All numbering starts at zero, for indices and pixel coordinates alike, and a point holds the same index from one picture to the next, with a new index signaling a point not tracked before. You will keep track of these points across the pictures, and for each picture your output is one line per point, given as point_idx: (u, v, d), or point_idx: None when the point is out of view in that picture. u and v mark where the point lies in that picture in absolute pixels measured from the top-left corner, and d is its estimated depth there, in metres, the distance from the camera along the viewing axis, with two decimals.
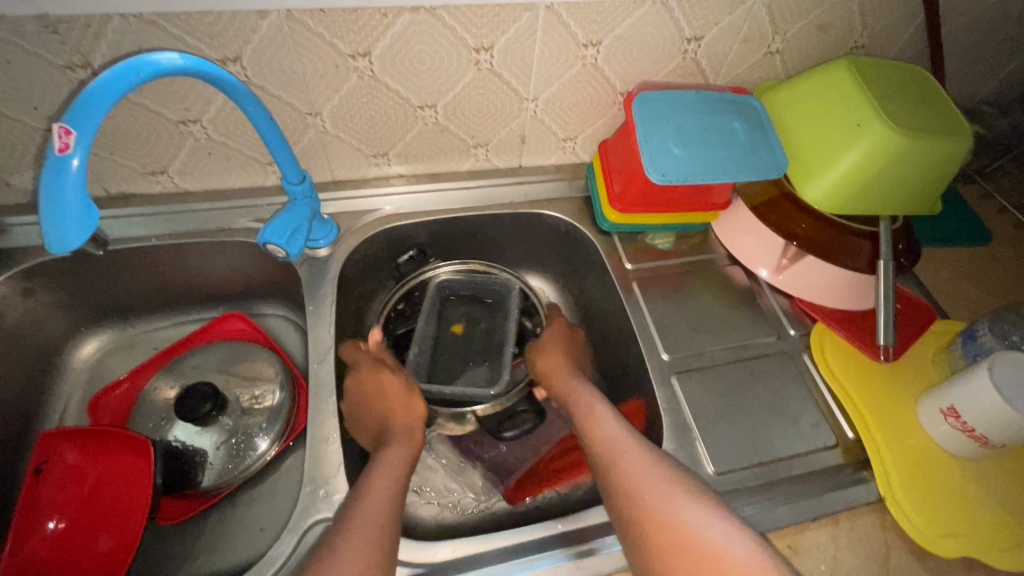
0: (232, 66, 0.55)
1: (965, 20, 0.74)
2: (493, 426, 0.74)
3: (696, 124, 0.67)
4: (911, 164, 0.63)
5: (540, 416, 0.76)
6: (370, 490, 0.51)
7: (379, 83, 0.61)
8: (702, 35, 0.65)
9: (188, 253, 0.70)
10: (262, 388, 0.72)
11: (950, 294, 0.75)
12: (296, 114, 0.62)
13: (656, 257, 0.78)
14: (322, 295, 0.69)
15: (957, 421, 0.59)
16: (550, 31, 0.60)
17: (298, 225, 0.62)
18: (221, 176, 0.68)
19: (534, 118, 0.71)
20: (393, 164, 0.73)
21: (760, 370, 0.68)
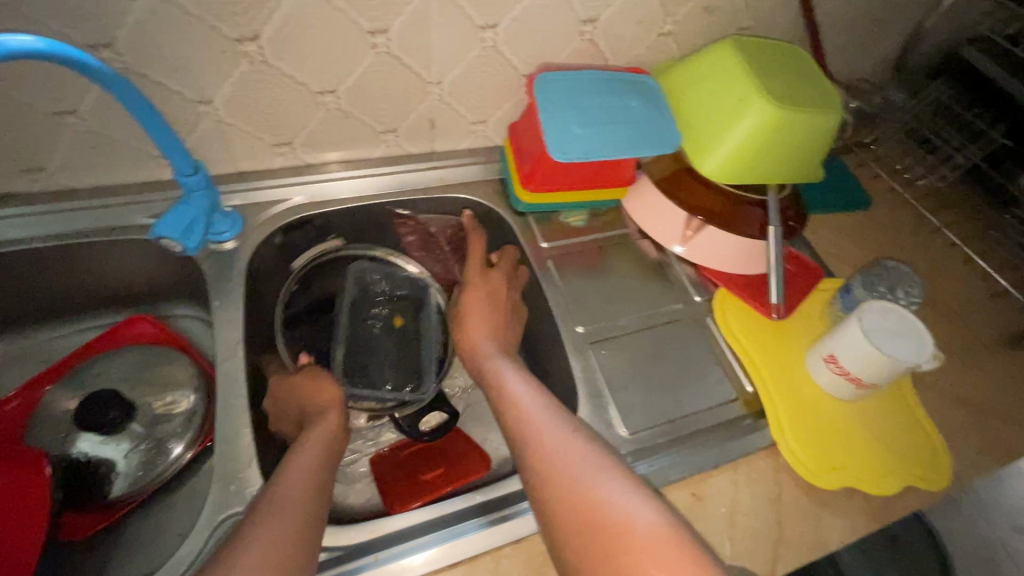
0: (105, 53, 0.52)
1: (836, 4, 0.80)
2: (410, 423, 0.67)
3: (596, 104, 0.69)
4: (793, 135, 0.68)
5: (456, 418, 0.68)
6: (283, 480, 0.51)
7: (273, 68, 0.59)
8: (596, 17, 0.68)
9: (81, 254, 0.66)
10: (175, 392, 0.69)
11: (835, 255, 0.82)
12: (186, 102, 0.59)
13: (571, 236, 0.80)
14: (230, 290, 0.66)
15: (836, 366, 0.65)
16: (444, 13, 0.60)
17: (194, 218, 0.60)
18: (110, 172, 0.64)
19: (441, 102, 0.71)
20: (299, 152, 0.71)
21: (669, 336, 0.73)
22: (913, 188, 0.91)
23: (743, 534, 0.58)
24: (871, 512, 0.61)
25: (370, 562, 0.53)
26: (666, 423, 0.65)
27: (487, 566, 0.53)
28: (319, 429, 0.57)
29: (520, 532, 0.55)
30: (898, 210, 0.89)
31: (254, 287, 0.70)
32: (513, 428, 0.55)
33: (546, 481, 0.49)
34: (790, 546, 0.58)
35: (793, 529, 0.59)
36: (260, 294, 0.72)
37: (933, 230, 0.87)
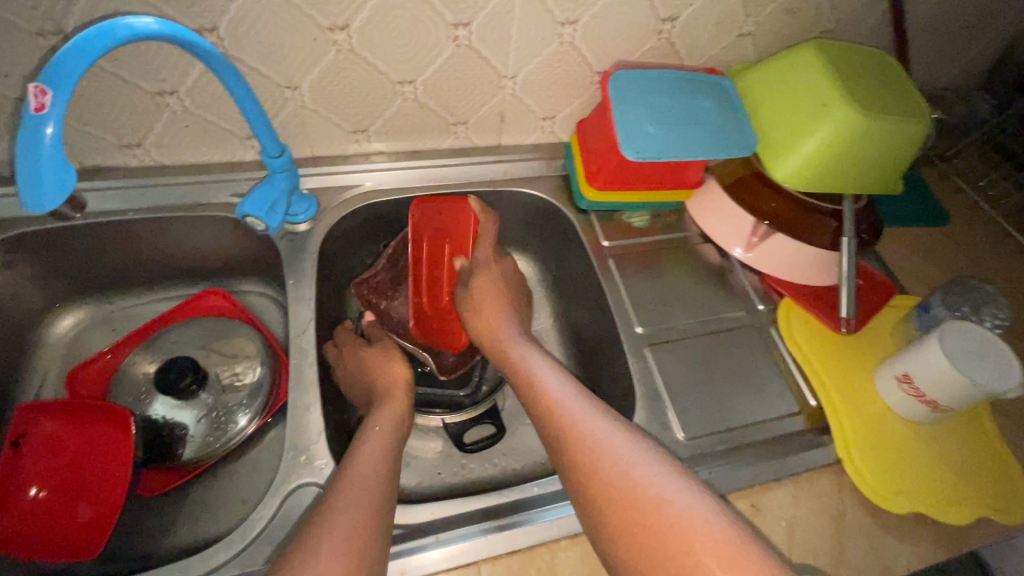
0: (208, 36, 0.55)
1: (927, 8, 0.77)
2: (459, 430, 0.72)
3: (670, 104, 0.68)
4: (874, 143, 0.65)
5: (502, 432, 0.71)
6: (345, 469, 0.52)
7: (358, 57, 0.61)
8: (677, 16, 0.67)
9: (168, 227, 0.70)
10: (243, 364, 0.73)
11: (908, 271, 0.79)
12: (274, 86, 0.62)
13: (632, 236, 0.80)
14: (303, 270, 0.69)
15: (910, 387, 0.63)
16: (527, 7, 0.61)
17: (276, 198, 0.62)
18: (199, 150, 0.68)
19: (512, 96, 0.72)
20: (373, 141, 0.73)
21: (730, 343, 0.71)
22: (998, 206, 0.85)
23: (804, 551, 0.56)
24: (943, 541, 0.58)
25: (431, 542, 0.54)
26: (725, 431, 0.64)
27: (542, 558, 0.53)
28: (385, 413, 0.60)
29: (576, 527, 0.55)
30: (981, 228, 0.85)
31: (322, 269, 0.73)
32: (554, 424, 0.55)
33: (581, 457, 0.51)
34: (853, 568, 0.56)
35: (857, 551, 0.57)
36: (327, 276, 0.74)
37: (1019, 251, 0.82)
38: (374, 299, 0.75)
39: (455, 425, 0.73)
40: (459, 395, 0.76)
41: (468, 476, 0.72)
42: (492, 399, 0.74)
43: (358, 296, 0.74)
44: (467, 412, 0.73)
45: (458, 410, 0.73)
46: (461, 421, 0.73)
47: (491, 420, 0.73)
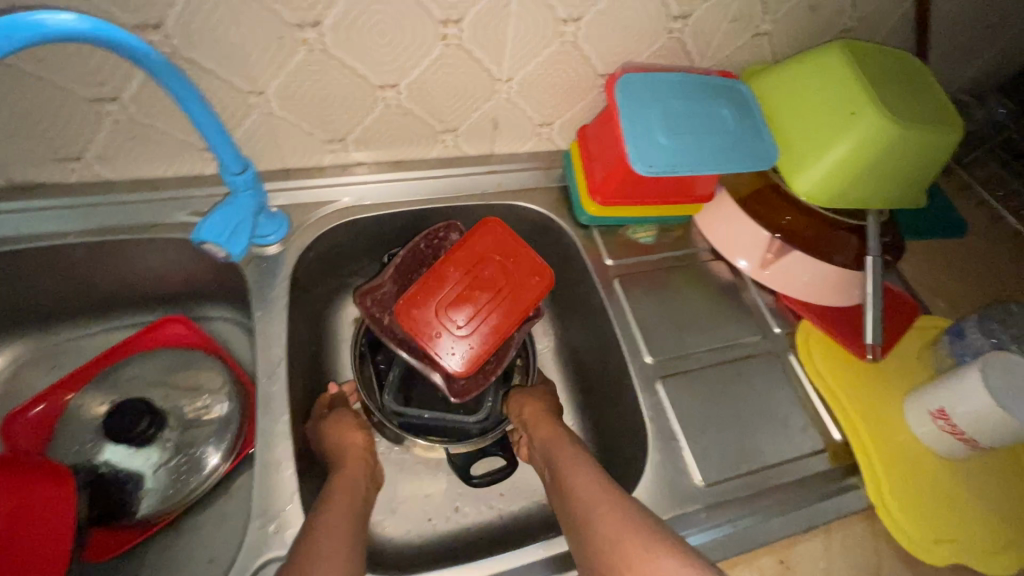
0: (154, 35, 0.47)
1: (953, 5, 0.71)
2: (465, 461, 0.67)
3: (683, 111, 0.62)
4: (905, 154, 0.59)
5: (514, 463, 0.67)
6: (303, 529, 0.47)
7: (333, 59, 0.53)
8: (690, 13, 0.61)
9: (117, 251, 0.61)
10: (206, 401, 0.65)
11: (929, 289, 0.75)
12: (236, 92, 0.54)
13: (637, 253, 0.73)
14: (272, 299, 0.61)
15: (946, 423, 0.58)
16: (526, 2, 0.54)
17: (240, 222, 0.54)
18: (150, 163, 0.59)
19: (507, 100, 0.65)
20: (351, 150, 0.65)
21: (747, 373, 0.65)
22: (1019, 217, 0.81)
23: None
24: None
25: None
26: (747, 475, 0.58)
27: None
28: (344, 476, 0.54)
29: None
30: (1001, 240, 0.80)
31: (296, 295, 0.65)
32: (579, 513, 0.51)
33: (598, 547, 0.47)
34: None
35: None
36: (301, 302, 0.66)
37: None
38: (376, 312, 0.65)
39: (461, 457, 0.66)
40: (467, 422, 0.67)
41: (463, 522, 0.66)
42: (503, 429, 0.67)
43: (360, 307, 0.65)
44: (475, 443, 0.66)
45: (465, 440, 0.66)
46: (467, 452, 0.67)
47: (501, 452, 0.67)
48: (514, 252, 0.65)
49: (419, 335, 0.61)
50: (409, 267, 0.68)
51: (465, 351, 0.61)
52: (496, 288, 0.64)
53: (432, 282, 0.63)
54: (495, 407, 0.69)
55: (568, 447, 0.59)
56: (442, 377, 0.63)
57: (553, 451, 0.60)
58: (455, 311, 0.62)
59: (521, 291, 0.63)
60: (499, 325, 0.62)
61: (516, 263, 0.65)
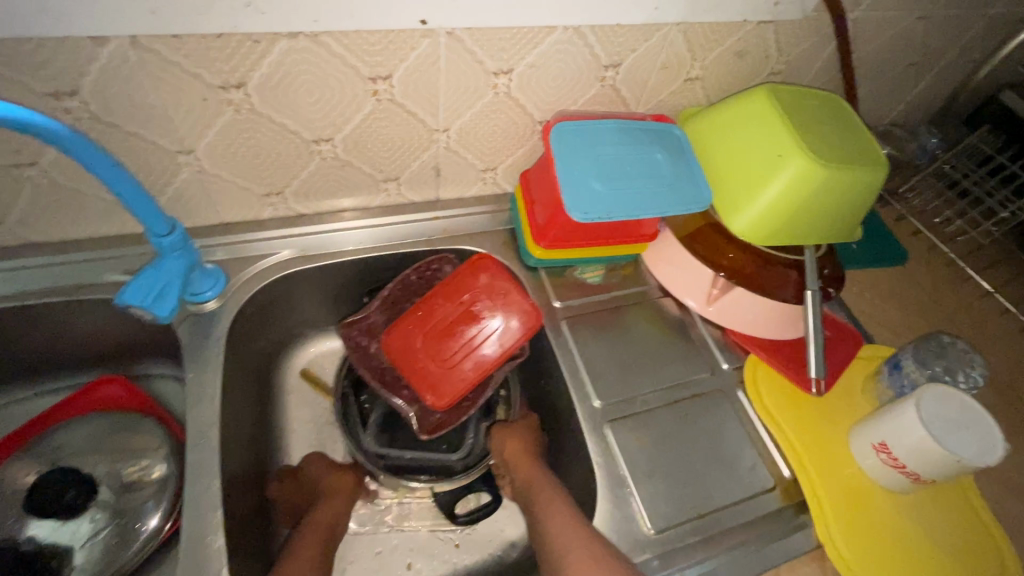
0: (70, 102, 0.46)
1: (874, 47, 0.75)
2: (448, 501, 0.66)
3: (618, 157, 0.63)
4: (833, 193, 0.61)
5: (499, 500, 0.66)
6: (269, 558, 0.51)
7: (262, 117, 0.53)
8: (620, 62, 0.62)
9: (42, 315, 0.59)
10: (144, 464, 0.63)
11: (872, 318, 0.76)
12: (163, 152, 0.53)
13: (586, 293, 0.73)
14: (208, 358, 0.59)
15: (888, 456, 0.58)
16: (454, 58, 0.55)
17: (166, 285, 0.53)
18: (78, 225, 0.58)
19: (447, 149, 0.65)
20: (290, 202, 0.65)
21: (696, 412, 0.65)
22: (955, 243, 0.84)
23: None
24: None
25: None
26: (697, 519, 0.57)
27: None
28: (321, 517, 0.60)
29: None
30: (939, 266, 0.83)
31: (236, 351, 0.63)
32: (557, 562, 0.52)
33: None
34: None
35: None
36: (243, 358, 0.65)
37: (978, 290, 0.80)
38: (364, 340, 0.68)
39: (446, 494, 0.66)
40: (450, 459, 0.67)
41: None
42: (486, 464, 0.67)
43: (344, 337, 0.67)
44: (461, 479, 0.65)
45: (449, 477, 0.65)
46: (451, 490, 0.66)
47: (487, 489, 0.67)
48: (504, 292, 0.66)
49: (401, 367, 0.66)
50: (397, 299, 0.71)
51: (441, 386, 0.64)
52: (484, 324, 0.65)
53: (422, 316, 0.67)
54: (478, 442, 0.69)
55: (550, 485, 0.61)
56: (420, 409, 0.66)
57: (531, 490, 0.61)
58: (441, 343, 0.66)
59: (501, 334, 0.65)
60: (480, 362, 0.65)
61: (505, 304, 0.65)
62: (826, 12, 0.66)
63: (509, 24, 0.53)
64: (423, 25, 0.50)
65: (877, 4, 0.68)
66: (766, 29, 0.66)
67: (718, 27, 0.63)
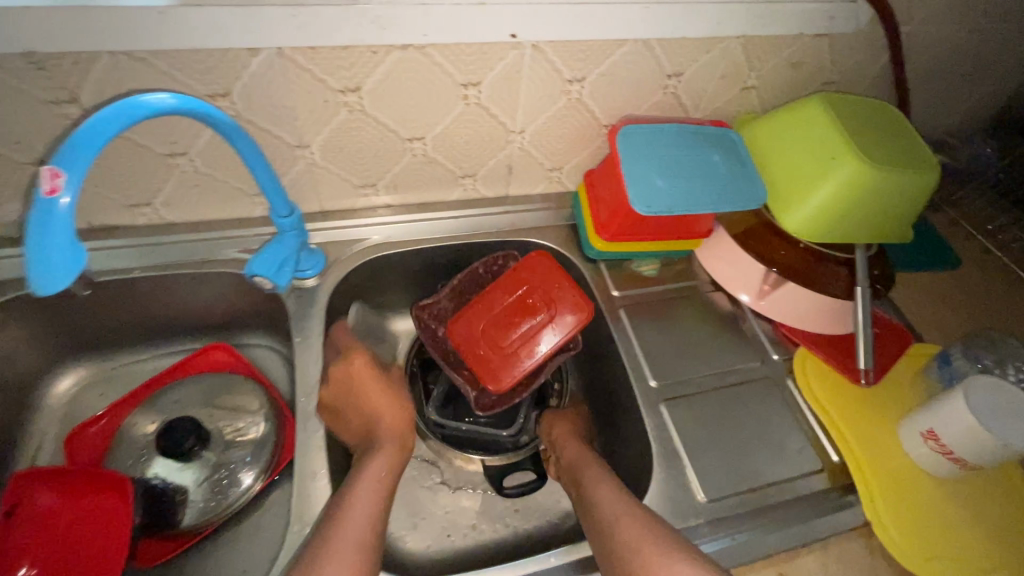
0: (222, 102, 0.56)
1: (928, 58, 0.78)
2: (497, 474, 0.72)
3: (678, 158, 0.68)
4: (884, 195, 0.65)
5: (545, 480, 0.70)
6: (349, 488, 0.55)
7: (369, 117, 0.62)
8: (682, 72, 0.68)
9: (173, 284, 0.69)
10: (246, 419, 0.71)
11: (922, 319, 0.79)
12: (285, 146, 0.62)
13: (642, 285, 0.79)
14: (310, 327, 0.68)
15: (936, 443, 0.61)
16: (535, 67, 0.62)
17: (285, 258, 0.63)
18: (207, 208, 0.67)
19: (520, 149, 0.72)
20: (381, 194, 0.73)
21: (747, 398, 0.69)
22: (1009, 249, 0.85)
23: None
24: None
25: None
26: (746, 493, 0.62)
27: None
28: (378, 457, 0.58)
29: None
30: (992, 272, 0.84)
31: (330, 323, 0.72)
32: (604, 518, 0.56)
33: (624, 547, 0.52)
34: None
35: None
36: None
37: None
38: (433, 325, 0.75)
39: (495, 468, 0.72)
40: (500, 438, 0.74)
41: (480, 537, 0.70)
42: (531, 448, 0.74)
43: (417, 320, 0.74)
44: (508, 457, 0.73)
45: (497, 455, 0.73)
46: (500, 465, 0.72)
47: (531, 467, 0.72)
48: (558, 286, 0.71)
49: (462, 353, 0.70)
50: (465, 290, 0.77)
51: (500, 372, 0.68)
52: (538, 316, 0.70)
53: (483, 306, 0.72)
54: (528, 424, 0.75)
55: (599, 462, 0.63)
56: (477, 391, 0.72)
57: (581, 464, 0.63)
58: (501, 332, 0.70)
59: (557, 325, 0.69)
60: (535, 352, 0.69)
61: (560, 298, 0.71)
62: (879, 26, 0.71)
63: (586, 37, 0.60)
64: (513, 38, 0.58)
65: (929, 18, 0.72)
66: (822, 42, 0.70)
67: (776, 40, 0.68)
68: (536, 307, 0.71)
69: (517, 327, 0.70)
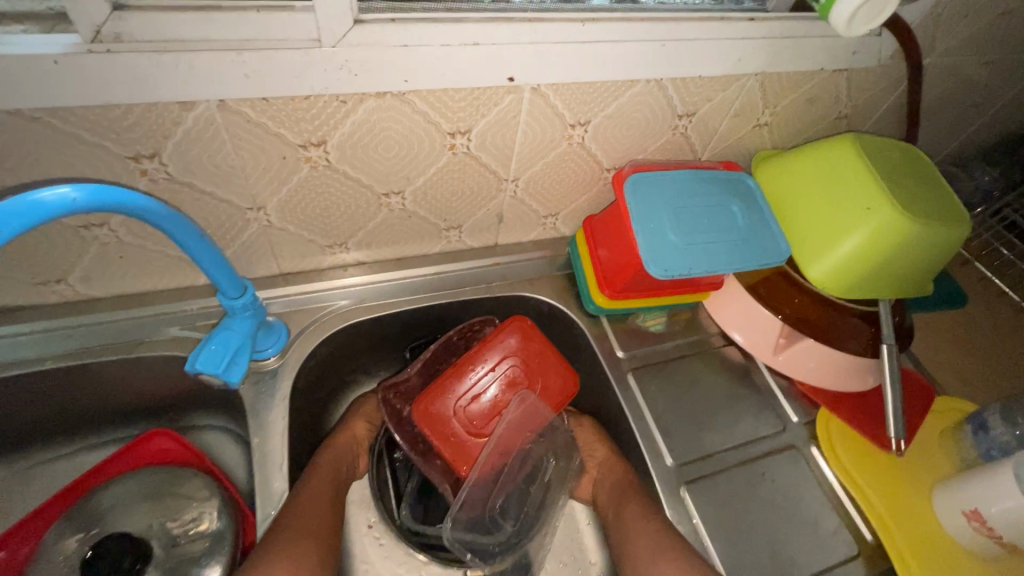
0: (148, 164, 0.44)
1: (940, 91, 0.74)
2: None
3: (693, 209, 0.61)
4: (916, 250, 0.59)
5: None
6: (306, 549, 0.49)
7: (337, 173, 0.51)
8: (694, 111, 0.61)
9: (98, 372, 0.57)
10: (196, 521, 0.59)
11: (939, 367, 0.74)
12: (234, 209, 0.51)
13: (648, 340, 0.71)
14: (269, 421, 0.57)
15: (982, 524, 0.56)
16: (535, 111, 0.53)
17: (237, 347, 0.51)
18: (137, 280, 0.55)
19: (513, 198, 0.63)
20: (351, 252, 0.63)
21: (771, 471, 0.63)
22: (1015, 287, 0.83)
23: None
24: None
25: None
26: None
27: None
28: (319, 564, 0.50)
29: None
30: (1001, 311, 0.81)
31: (295, 408, 0.61)
32: None
33: None
34: None
35: None
36: (301, 413, 0.62)
37: None
38: (398, 405, 0.65)
39: None
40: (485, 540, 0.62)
41: None
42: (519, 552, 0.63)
43: (382, 401, 0.65)
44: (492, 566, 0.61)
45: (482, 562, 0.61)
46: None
47: None
48: (544, 358, 0.65)
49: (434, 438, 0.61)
50: (437, 361, 0.68)
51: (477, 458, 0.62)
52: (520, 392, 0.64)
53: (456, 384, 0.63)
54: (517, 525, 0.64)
55: (637, 503, 0.59)
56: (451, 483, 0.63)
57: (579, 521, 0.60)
58: (471, 407, 0.63)
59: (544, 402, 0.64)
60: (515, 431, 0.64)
61: (546, 371, 0.65)
62: (899, 60, 0.65)
63: (595, 79, 0.51)
64: (510, 82, 0.48)
65: (948, 50, 0.67)
66: (840, 77, 0.64)
67: (794, 76, 0.61)
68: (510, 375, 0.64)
69: (482, 397, 0.63)
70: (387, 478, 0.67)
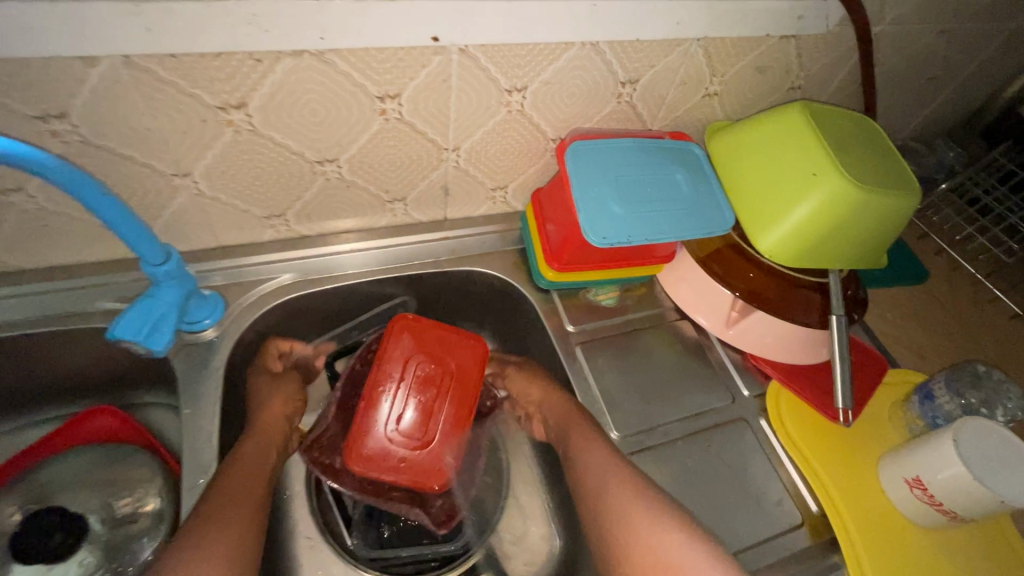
0: (57, 125, 0.43)
1: (896, 61, 0.73)
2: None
3: (636, 177, 0.60)
4: (869, 218, 0.58)
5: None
6: (235, 508, 0.48)
7: (263, 138, 0.50)
8: (637, 79, 0.60)
9: (28, 344, 0.56)
10: (137, 496, 0.59)
11: (896, 341, 0.74)
12: (157, 175, 0.50)
13: (600, 315, 0.71)
14: (203, 392, 0.56)
15: (923, 493, 0.55)
16: (467, 75, 0.52)
17: (161, 314, 0.51)
18: (66, 251, 0.54)
19: (456, 169, 0.62)
20: (292, 225, 0.62)
21: (718, 443, 0.62)
22: (977, 261, 0.82)
23: None
24: None
25: None
26: None
27: None
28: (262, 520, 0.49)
29: None
30: (962, 286, 0.81)
31: (234, 383, 0.60)
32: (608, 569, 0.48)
33: None
34: None
35: None
36: (242, 389, 0.62)
37: (1006, 311, 0.78)
38: (325, 456, 0.61)
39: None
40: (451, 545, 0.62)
41: None
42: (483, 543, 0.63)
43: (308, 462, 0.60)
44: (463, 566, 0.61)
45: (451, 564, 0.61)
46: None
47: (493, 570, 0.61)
48: (441, 339, 0.63)
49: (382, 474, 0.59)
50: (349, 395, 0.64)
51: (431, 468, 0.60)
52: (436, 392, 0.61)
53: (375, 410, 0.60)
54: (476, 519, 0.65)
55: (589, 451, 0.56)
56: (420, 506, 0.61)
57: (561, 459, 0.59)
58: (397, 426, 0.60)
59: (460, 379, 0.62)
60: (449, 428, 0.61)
61: (448, 349, 0.63)
62: (848, 27, 0.64)
63: (526, 40, 0.50)
64: (435, 42, 0.48)
65: (900, 18, 0.66)
66: (788, 45, 0.63)
67: (739, 42, 0.60)
68: (418, 376, 0.61)
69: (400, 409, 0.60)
70: (330, 503, 0.62)
